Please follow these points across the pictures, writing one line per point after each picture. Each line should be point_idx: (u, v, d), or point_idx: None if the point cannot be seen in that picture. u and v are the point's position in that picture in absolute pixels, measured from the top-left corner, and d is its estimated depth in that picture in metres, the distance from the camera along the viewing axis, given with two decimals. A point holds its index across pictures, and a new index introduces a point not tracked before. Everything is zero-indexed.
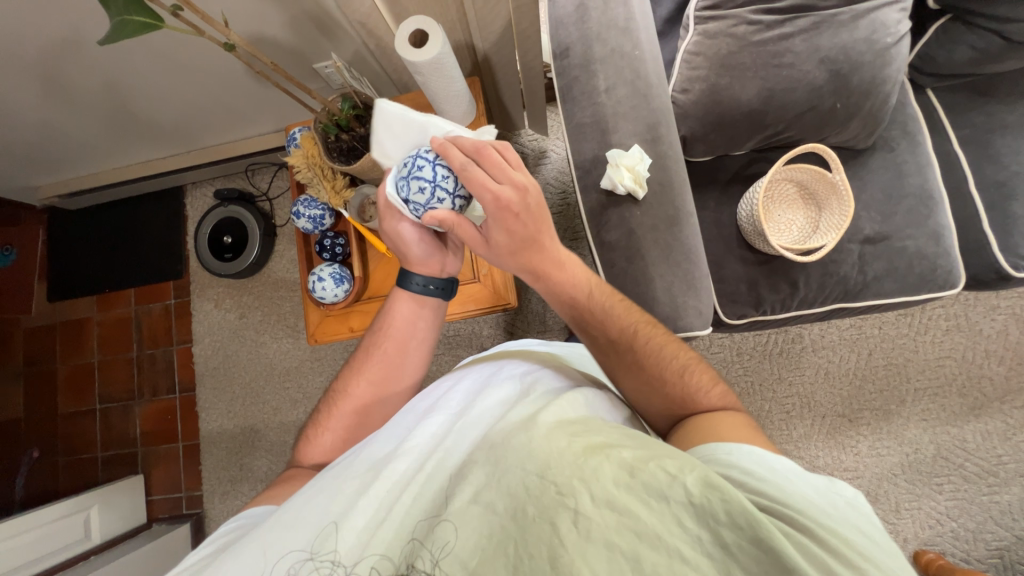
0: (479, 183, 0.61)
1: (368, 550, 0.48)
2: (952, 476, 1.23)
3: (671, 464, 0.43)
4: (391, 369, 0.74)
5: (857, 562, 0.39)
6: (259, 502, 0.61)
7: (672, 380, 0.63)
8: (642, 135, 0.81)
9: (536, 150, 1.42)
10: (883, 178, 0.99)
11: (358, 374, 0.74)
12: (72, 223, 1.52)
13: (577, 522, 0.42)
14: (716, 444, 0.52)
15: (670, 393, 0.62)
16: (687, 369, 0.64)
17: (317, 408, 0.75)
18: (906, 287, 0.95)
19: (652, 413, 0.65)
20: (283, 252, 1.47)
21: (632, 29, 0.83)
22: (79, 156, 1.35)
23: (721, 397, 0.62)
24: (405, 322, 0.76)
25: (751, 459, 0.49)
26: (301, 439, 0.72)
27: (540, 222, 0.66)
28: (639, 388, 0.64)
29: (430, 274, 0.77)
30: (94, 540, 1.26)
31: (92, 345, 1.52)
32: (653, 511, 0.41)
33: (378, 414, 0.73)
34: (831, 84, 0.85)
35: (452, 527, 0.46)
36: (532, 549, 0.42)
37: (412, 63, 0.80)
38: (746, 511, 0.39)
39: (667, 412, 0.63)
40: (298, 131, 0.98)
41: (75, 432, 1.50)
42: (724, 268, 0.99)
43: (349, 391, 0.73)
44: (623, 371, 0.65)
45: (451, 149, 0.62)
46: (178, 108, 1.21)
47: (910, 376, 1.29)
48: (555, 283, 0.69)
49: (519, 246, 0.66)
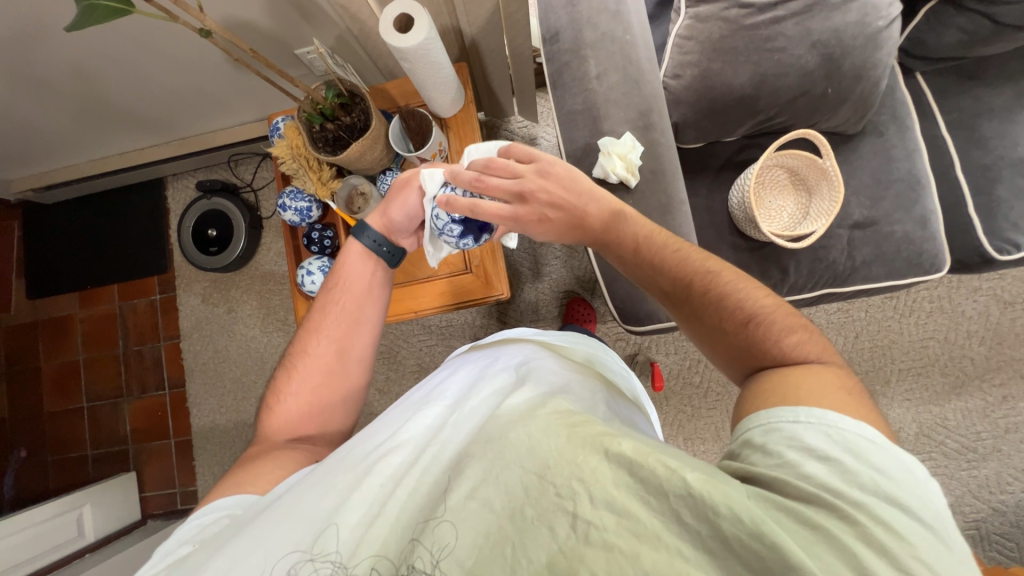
0: (486, 214, 0.67)
1: (364, 552, 0.47)
2: (933, 452, 1.28)
3: (671, 460, 0.42)
4: (345, 323, 0.73)
5: (902, 561, 0.37)
6: (237, 488, 0.59)
7: (738, 329, 0.59)
8: (634, 122, 0.80)
9: (526, 137, 1.40)
10: (872, 163, 1.00)
11: (316, 332, 0.73)
12: (49, 218, 1.48)
13: (575, 524, 0.42)
14: (780, 410, 0.48)
15: (736, 342, 0.59)
16: (756, 316, 0.59)
17: (275, 375, 0.74)
18: (893, 271, 0.97)
19: (721, 360, 0.63)
20: (270, 244, 1.44)
21: (623, 13, 0.81)
22: (52, 148, 1.30)
23: (802, 345, 0.56)
24: (357, 275, 0.76)
25: (820, 430, 0.45)
26: (262, 412, 0.71)
27: (569, 202, 0.70)
28: (702, 334, 0.63)
29: (380, 231, 0.77)
30: (88, 538, 1.25)
31: (75, 342, 1.49)
32: (653, 511, 0.41)
33: (340, 376, 0.72)
34: (823, 68, 0.85)
35: (450, 526, 0.46)
36: (530, 549, 0.42)
37: (397, 49, 0.77)
38: (747, 508, 0.39)
39: (738, 359, 0.60)
40: (281, 119, 0.95)
41: (63, 431, 1.48)
42: (716, 255, 0.99)
43: (309, 349, 0.72)
44: (689, 322, 0.65)
45: (484, 203, 0.67)
46: (155, 96, 1.16)
47: (894, 357, 1.32)
48: (609, 237, 0.70)
49: (567, 226, 0.71)
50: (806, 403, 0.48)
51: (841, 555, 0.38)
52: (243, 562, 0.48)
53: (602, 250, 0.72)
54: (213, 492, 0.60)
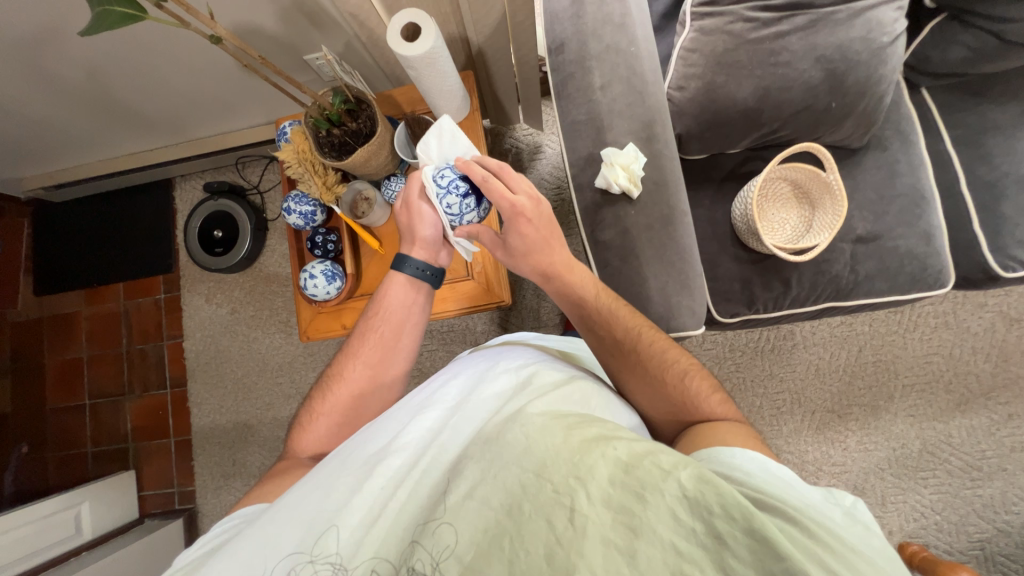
0: (500, 194, 0.69)
1: (366, 550, 0.48)
2: (937, 470, 1.26)
3: (665, 460, 0.43)
4: (384, 351, 0.73)
5: (849, 559, 0.38)
6: (259, 497, 0.60)
7: (673, 382, 0.65)
8: (637, 133, 0.81)
9: (531, 145, 1.41)
10: (876, 178, 0.99)
11: (354, 358, 0.73)
12: (58, 216, 1.50)
13: (573, 519, 0.41)
14: (721, 448, 0.52)
15: (670, 395, 0.65)
16: (688, 374, 0.66)
17: (310, 394, 0.74)
18: (897, 286, 0.96)
19: (656, 416, 0.67)
20: (275, 246, 1.45)
21: (628, 25, 0.82)
22: (63, 148, 1.32)
23: (722, 405, 0.64)
24: (399, 304, 0.76)
25: (755, 462, 0.49)
26: (294, 429, 0.72)
27: (552, 227, 0.73)
28: (640, 388, 0.67)
29: (425, 258, 0.78)
30: (86, 535, 1.25)
31: (80, 340, 1.50)
32: (648, 505, 0.40)
33: (373, 401, 0.72)
34: (827, 83, 0.85)
35: (449, 526, 0.46)
36: (529, 546, 0.41)
37: (404, 57, 0.78)
38: (738, 502, 0.38)
39: (673, 412, 0.65)
40: (288, 124, 0.97)
41: (65, 427, 1.49)
42: (718, 266, 0.99)
43: (344, 374, 0.72)
44: (628, 375, 0.67)
45: (495, 181, 0.69)
46: (166, 98, 1.18)
47: (898, 372, 1.31)
48: (564, 284, 0.73)
49: (533, 247, 0.72)
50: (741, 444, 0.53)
51: (809, 553, 0.38)
52: (247, 561, 0.49)
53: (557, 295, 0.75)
54: (244, 500, 0.61)
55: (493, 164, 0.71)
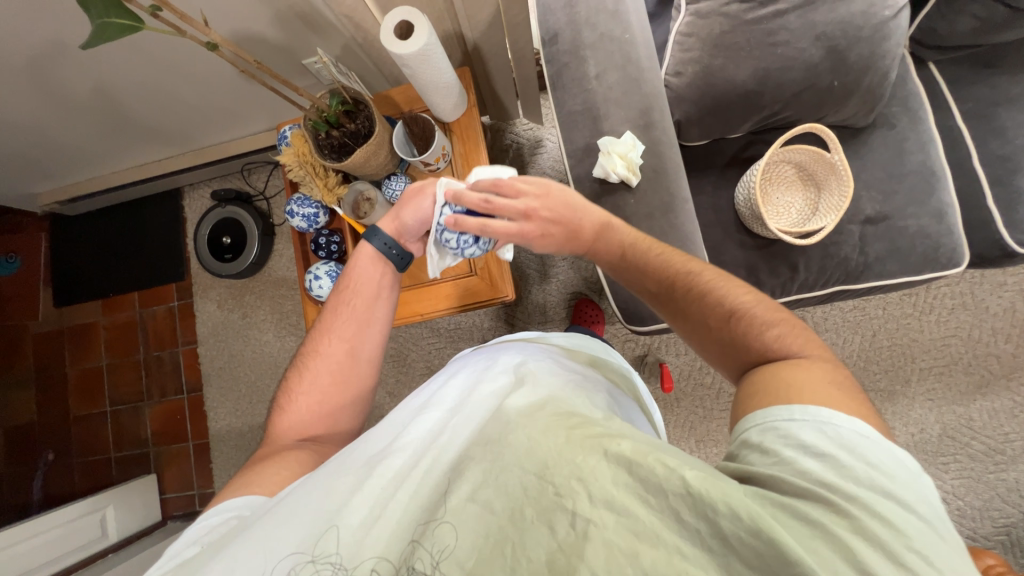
0: (505, 232, 0.71)
1: (367, 552, 0.47)
2: (958, 455, 1.23)
3: (670, 459, 0.41)
4: (357, 323, 0.75)
5: (897, 554, 0.36)
6: (240, 490, 0.59)
7: (722, 325, 0.61)
8: (634, 121, 0.80)
9: (531, 139, 1.40)
10: (884, 157, 0.97)
11: (328, 333, 0.74)
12: (73, 229, 1.54)
13: (575, 523, 0.42)
14: (779, 406, 0.47)
15: (722, 336, 0.60)
16: (737, 313, 0.60)
17: (287, 375, 0.75)
18: (908, 267, 0.94)
19: (714, 358, 0.62)
20: (282, 250, 1.48)
21: (622, 12, 0.81)
22: (74, 162, 1.36)
23: (783, 340, 0.56)
24: (368, 276, 0.77)
25: (814, 426, 0.44)
26: (273, 412, 0.72)
27: (567, 218, 0.73)
28: (689, 330, 0.64)
29: (391, 235, 0.78)
30: (111, 538, 1.29)
31: (99, 349, 1.54)
32: (652, 508, 0.41)
33: (350, 375, 0.73)
34: (829, 61, 0.83)
35: (451, 527, 0.46)
36: (530, 549, 0.42)
37: (398, 56, 0.79)
38: (746, 505, 0.38)
39: (729, 353, 0.60)
40: (288, 128, 0.98)
41: (89, 434, 1.53)
42: (723, 253, 0.97)
43: (320, 350, 0.73)
44: (676, 321, 0.66)
45: (494, 222, 0.71)
46: (170, 109, 1.20)
47: (915, 356, 1.28)
48: (595, 251, 0.73)
49: (564, 239, 0.73)
50: (801, 401, 0.47)
51: (844, 550, 0.37)
52: (243, 567, 0.48)
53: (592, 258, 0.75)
54: (225, 491, 0.60)
55: (476, 202, 0.71)
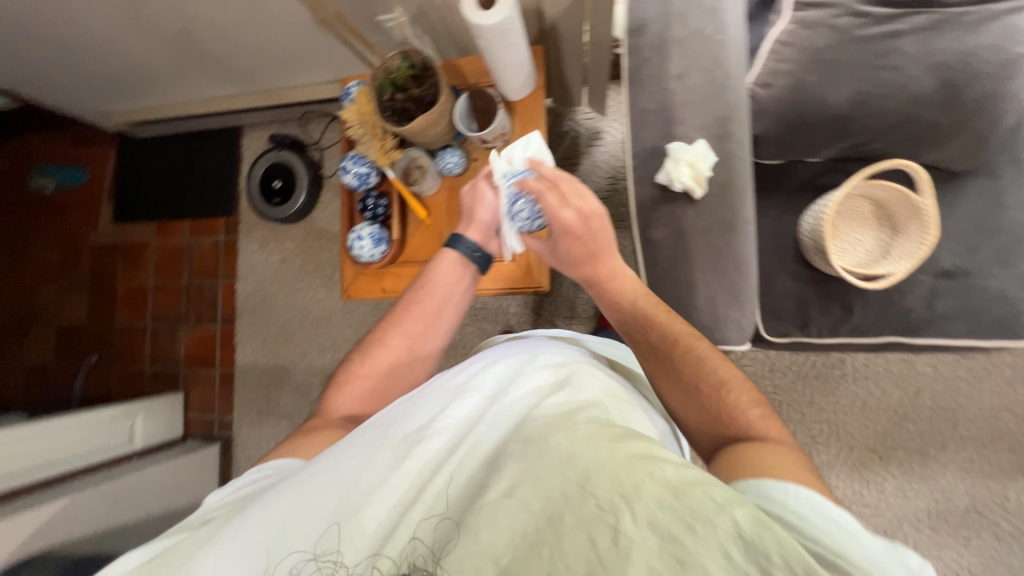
0: (552, 210, 0.77)
1: (398, 539, 0.48)
2: (983, 532, 1.16)
3: (720, 494, 0.40)
4: (427, 323, 0.78)
5: None
6: (290, 451, 0.63)
7: (709, 393, 0.63)
8: (709, 130, 0.75)
9: (590, 130, 1.36)
10: (976, 207, 0.89)
11: (397, 326, 0.78)
12: (139, 150, 1.61)
13: (617, 539, 0.40)
14: (768, 482, 0.48)
15: (707, 406, 0.62)
16: (726, 385, 0.63)
17: (348, 355, 0.78)
18: (978, 330, 0.86)
19: (697, 428, 0.63)
20: (328, 203, 1.50)
21: (719, 10, 0.76)
22: (148, 86, 1.41)
23: (763, 421, 0.59)
24: (446, 280, 0.80)
25: (806, 504, 0.44)
26: (330, 387, 0.76)
27: (602, 241, 0.78)
28: (675, 396, 0.66)
29: (477, 241, 0.83)
30: (136, 445, 1.39)
31: (147, 268, 1.63)
32: (698, 539, 0.38)
33: (409, 370, 0.77)
34: (940, 94, 0.76)
35: (485, 521, 0.45)
36: (568, 558, 0.40)
37: (477, 26, 0.77)
38: (802, 558, 0.37)
39: (711, 425, 0.62)
40: (354, 85, 0.97)
41: (127, 345, 1.63)
42: (774, 282, 0.92)
43: (386, 341, 0.77)
44: (661, 379, 0.67)
45: (549, 198, 0.77)
46: (245, 47, 1.22)
47: (958, 422, 1.20)
48: (605, 290, 0.78)
49: (581, 256, 0.78)
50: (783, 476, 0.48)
51: None
52: (282, 525, 0.50)
53: (599, 297, 0.79)
54: (273, 453, 0.64)
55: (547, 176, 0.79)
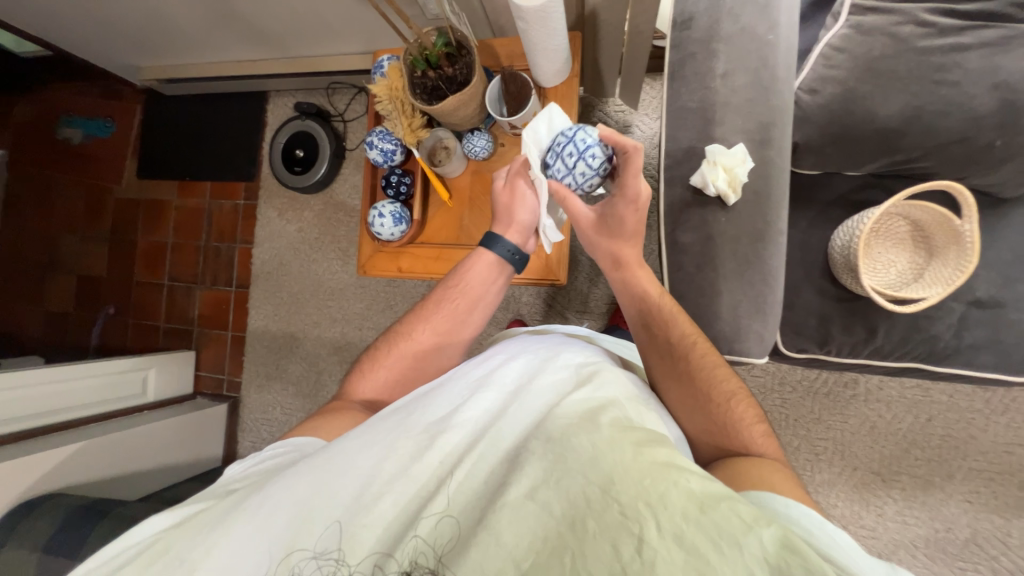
0: (637, 175, 0.70)
1: (413, 532, 0.47)
2: (980, 565, 1.14)
3: (745, 511, 0.40)
4: (455, 321, 0.79)
5: None
6: (310, 430, 0.64)
7: (719, 403, 0.64)
8: (750, 134, 0.73)
9: (620, 123, 1.32)
10: (1019, 237, 0.85)
11: (425, 321, 0.79)
12: (167, 108, 1.61)
13: (641, 550, 0.39)
14: (771, 495, 0.51)
15: (714, 416, 0.64)
16: (736, 398, 0.65)
17: (374, 345, 0.80)
18: (1005, 364, 0.84)
19: (697, 436, 0.65)
20: (349, 176, 1.50)
21: (773, 8, 0.73)
22: (179, 44, 1.40)
23: (766, 438, 0.62)
24: (478, 281, 0.80)
25: (811, 519, 0.47)
26: (354, 371, 0.78)
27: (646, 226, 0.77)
28: (683, 400, 0.66)
29: (515, 242, 0.81)
30: (148, 397, 1.43)
31: (167, 226, 1.65)
32: (725, 558, 0.38)
33: (430, 365, 0.77)
34: (998, 115, 0.72)
35: (505, 519, 0.44)
36: (590, 564, 0.40)
37: (518, 7, 0.74)
38: None
39: (713, 435, 0.63)
40: (386, 59, 0.96)
41: (144, 300, 1.66)
42: (797, 296, 0.90)
43: (413, 335, 0.78)
44: (672, 379, 0.68)
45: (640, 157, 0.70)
46: (279, 12, 1.20)
47: (968, 454, 1.18)
48: (631, 277, 0.78)
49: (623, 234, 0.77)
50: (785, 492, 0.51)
51: None
52: (300, 502, 0.51)
53: (620, 287, 0.79)
54: (295, 430, 0.65)
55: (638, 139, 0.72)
